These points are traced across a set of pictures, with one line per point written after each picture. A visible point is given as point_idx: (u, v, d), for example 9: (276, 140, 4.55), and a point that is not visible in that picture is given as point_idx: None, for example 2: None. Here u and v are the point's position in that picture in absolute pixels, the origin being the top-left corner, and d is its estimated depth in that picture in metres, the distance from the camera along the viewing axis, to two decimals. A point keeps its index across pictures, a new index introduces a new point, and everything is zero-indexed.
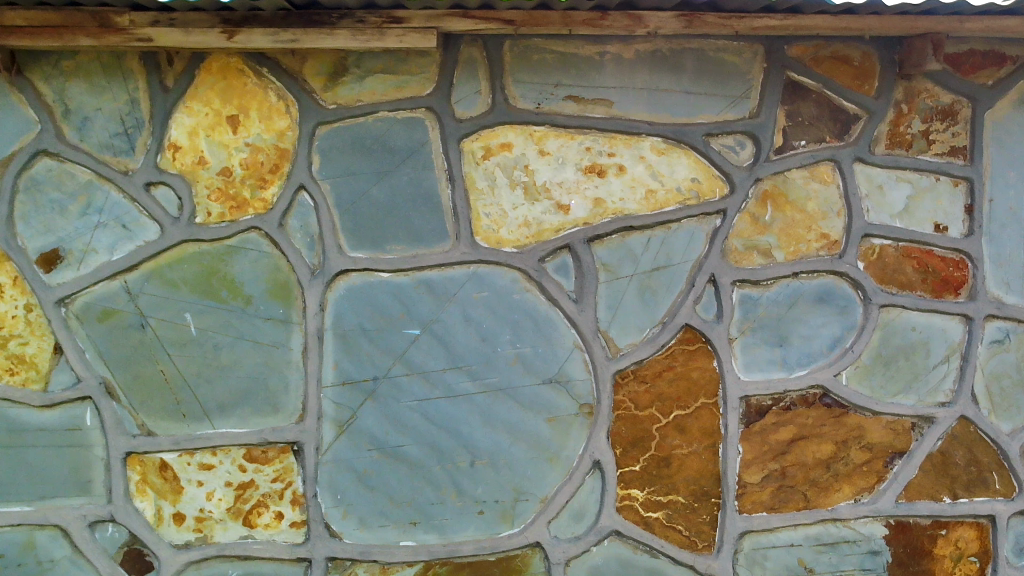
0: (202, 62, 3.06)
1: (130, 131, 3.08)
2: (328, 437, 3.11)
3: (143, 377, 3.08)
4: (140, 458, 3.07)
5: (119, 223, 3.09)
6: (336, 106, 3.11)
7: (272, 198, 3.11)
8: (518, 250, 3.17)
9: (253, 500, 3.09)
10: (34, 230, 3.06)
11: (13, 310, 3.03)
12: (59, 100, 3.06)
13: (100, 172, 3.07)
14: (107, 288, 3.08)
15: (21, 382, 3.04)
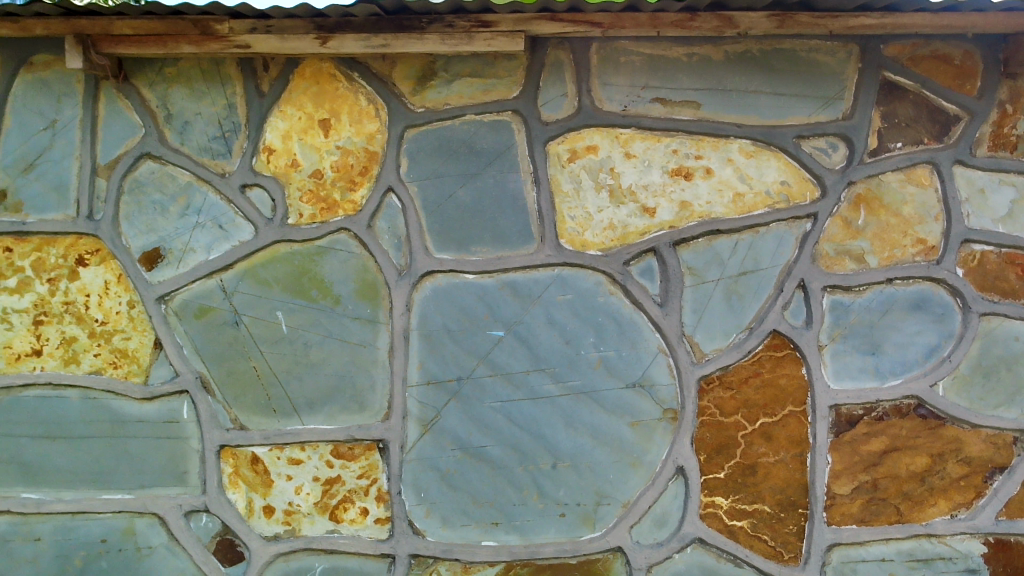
0: (295, 67, 3.16)
1: (227, 134, 3.20)
2: (413, 436, 3.16)
3: (236, 372, 3.18)
4: (233, 452, 3.17)
5: (216, 223, 3.21)
6: (424, 109, 3.16)
7: (361, 200, 3.18)
8: (603, 253, 3.16)
9: (340, 495, 3.16)
10: (137, 230, 3.21)
11: (117, 306, 3.18)
12: (162, 105, 3.21)
13: (200, 174, 3.21)
14: (204, 286, 3.20)
15: (123, 376, 3.18)
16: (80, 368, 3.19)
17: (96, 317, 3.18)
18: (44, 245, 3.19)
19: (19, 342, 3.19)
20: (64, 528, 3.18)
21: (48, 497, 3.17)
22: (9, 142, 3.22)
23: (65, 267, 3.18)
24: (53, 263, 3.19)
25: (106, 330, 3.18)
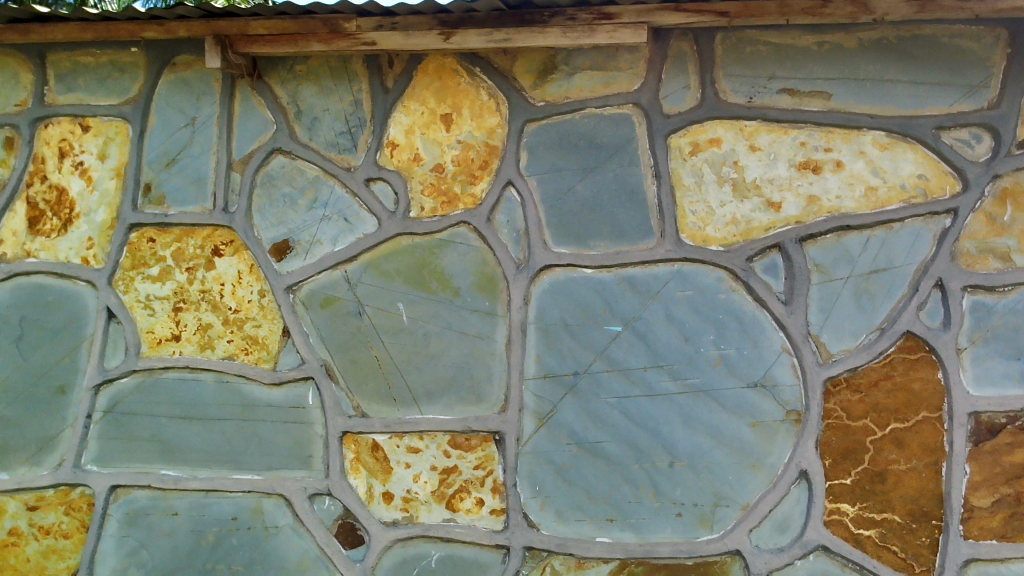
0: (419, 63, 3.26)
1: (353, 129, 3.32)
2: (529, 429, 3.17)
3: (359, 361, 3.28)
4: (355, 438, 3.27)
5: (341, 216, 3.32)
6: (545, 103, 3.18)
7: (481, 193, 3.22)
8: (725, 249, 3.09)
9: (456, 485, 3.21)
10: (268, 222, 3.37)
11: (249, 295, 3.35)
12: (293, 102, 3.38)
13: (327, 169, 3.33)
14: (330, 277, 3.32)
15: (254, 361, 3.34)
16: (214, 353, 3.36)
17: (229, 305, 3.37)
18: (184, 236, 3.42)
19: (161, 327, 3.40)
20: (200, 504, 3.35)
21: (185, 475, 3.35)
22: (154, 140, 3.48)
23: (202, 257, 3.40)
24: (191, 253, 3.41)
25: (238, 318, 3.36)
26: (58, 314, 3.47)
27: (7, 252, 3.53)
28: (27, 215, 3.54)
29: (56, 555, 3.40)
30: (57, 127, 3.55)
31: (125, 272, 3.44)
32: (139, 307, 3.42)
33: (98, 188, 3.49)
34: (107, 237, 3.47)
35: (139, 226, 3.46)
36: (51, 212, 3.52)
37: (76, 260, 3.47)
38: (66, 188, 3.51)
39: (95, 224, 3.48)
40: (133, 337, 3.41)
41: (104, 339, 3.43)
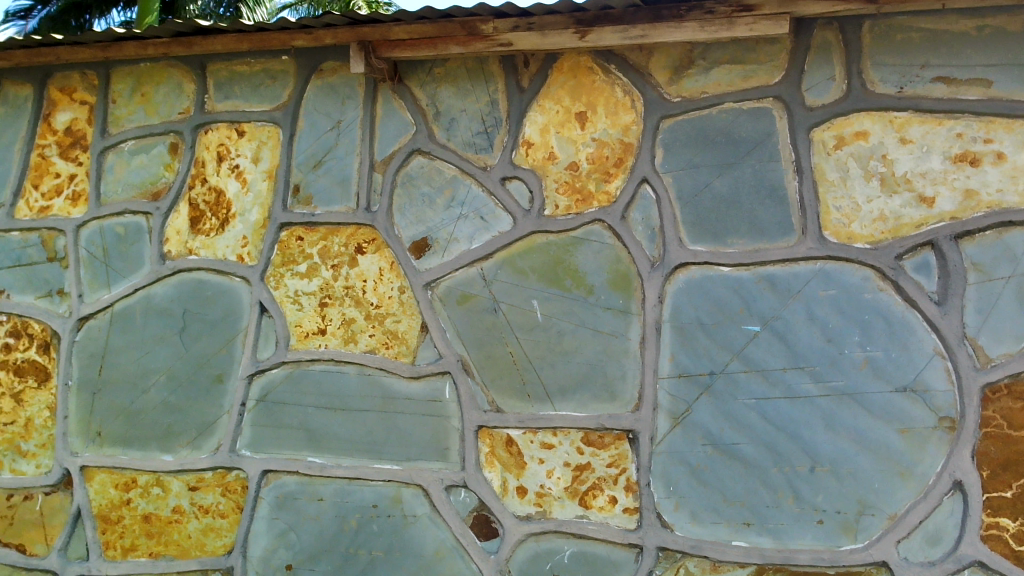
0: (555, 63, 3.33)
1: (490, 129, 3.40)
2: (663, 428, 3.14)
3: (494, 357, 3.34)
4: (490, 432, 3.33)
5: (478, 214, 3.40)
6: (681, 99, 3.17)
7: (616, 191, 3.23)
8: (872, 246, 2.96)
9: (589, 482, 3.22)
10: (408, 220, 3.49)
11: (390, 291, 3.48)
12: (432, 104, 3.50)
13: (464, 168, 3.42)
14: (466, 275, 3.39)
15: (394, 355, 3.46)
16: (357, 346, 3.51)
17: (371, 301, 3.51)
18: (330, 234, 3.58)
19: (308, 321, 3.58)
20: (343, 491, 3.49)
21: (329, 462, 3.50)
22: (303, 143, 3.67)
23: (347, 254, 3.55)
24: (336, 251, 3.57)
25: (380, 313, 3.49)
26: (216, 308, 3.71)
27: (172, 250, 3.81)
28: (189, 215, 3.80)
29: (214, 533, 3.64)
30: (216, 133, 3.80)
31: (276, 269, 3.64)
32: (288, 302, 3.61)
33: (252, 190, 3.71)
34: (260, 235, 3.68)
35: (288, 225, 3.65)
36: (210, 212, 3.76)
37: (232, 257, 3.70)
38: (223, 189, 3.75)
39: (249, 223, 3.70)
40: (283, 331, 3.60)
41: (257, 331, 3.64)
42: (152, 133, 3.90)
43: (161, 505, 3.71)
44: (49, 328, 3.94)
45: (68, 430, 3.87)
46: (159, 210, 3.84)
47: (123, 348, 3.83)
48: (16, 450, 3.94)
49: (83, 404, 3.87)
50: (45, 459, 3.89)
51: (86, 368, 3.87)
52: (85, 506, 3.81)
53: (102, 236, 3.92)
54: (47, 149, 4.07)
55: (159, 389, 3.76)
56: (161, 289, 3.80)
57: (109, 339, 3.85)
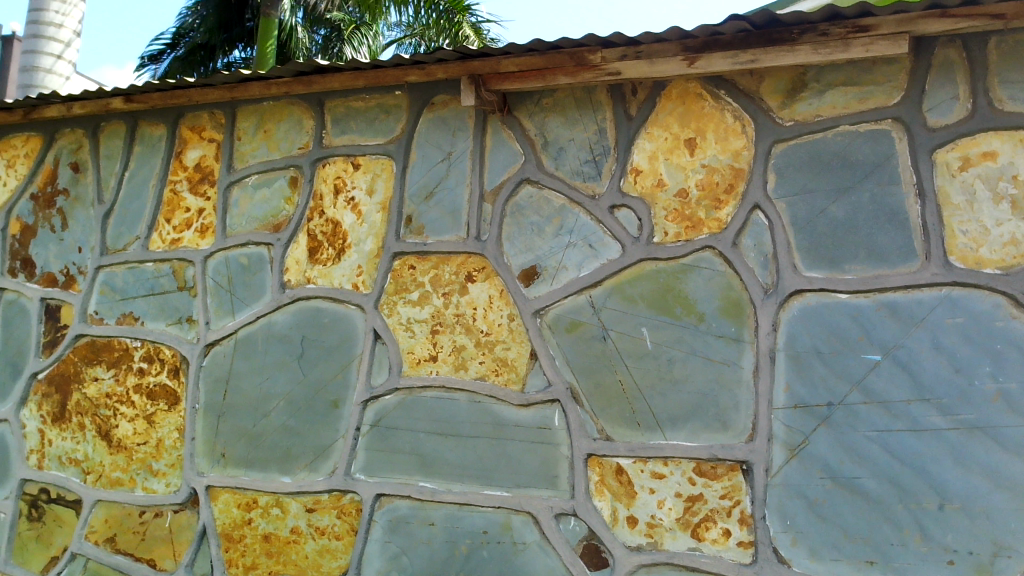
0: (663, 90, 3.35)
1: (598, 158, 3.43)
2: (779, 459, 3.05)
3: (604, 385, 3.33)
4: (599, 461, 3.32)
5: (586, 242, 3.42)
6: (794, 123, 3.12)
7: (727, 218, 3.20)
8: (1002, 272, 2.82)
9: (702, 514, 3.15)
10: (517, 249, 3.54)
11: (499, 319, 3.53)
12: (540, 134, 3.56)
13: (573, 197, 3.46)
14: (575, 302, 3.41)
15: (504, 383, 3.49)
16: (467, 373, 3.56)
17: (481, 328, 3.56)
18: (441, 263, 3.67)
19: (420, 348, 3.66)
20: (454, 517, 3.52)
21: (440, 487, 3.54)
22: (416, 174, 3.78)
23: (457, 283, 3.63)
24: (447, 279, 3.64)
25: (489, 340, 3.54)
26: (332, 335, 3.84)
27: (291, 279, 3.97)
28: (307, 245, 3.96)
29: (330, 554, 3.74)
30: (333, 166, 3.96)
31: (389, 297, 3.74)
32: (401, 329, 3.70)
33: (367, 221, 3.84)
34: (374, 264, 3.80)
35: (401, 254, 3.75)
36: (327, 243, 3.91)
37: (348, 285, 3.83)
38: (340, 221, 3.90)
39: (364, 253, 3.82)
40: (395, 357, 3.69)
41: (371, 358, 3.74)
42: (274, 168, 4.10)
43: (280, 525, 3.84)
44: (179, 354, 4.17)
45: (195, 451, 4.08)
46: (280, 241, 4.02)
47: (246, 373, 4.01)
48: (148, 469, 4.18)
49: (209, 427, 4.06)
50: (174, 478, 4.10)
51: (212, 392, 4.07)
52: (210, 524, 3.98)
53: (227, 266, 4.13)
54: (178, 185, 4.35)
55: (279, 413, 3.91)
56: (281, 317, 3.97)
57: (233, 364, 4.04)
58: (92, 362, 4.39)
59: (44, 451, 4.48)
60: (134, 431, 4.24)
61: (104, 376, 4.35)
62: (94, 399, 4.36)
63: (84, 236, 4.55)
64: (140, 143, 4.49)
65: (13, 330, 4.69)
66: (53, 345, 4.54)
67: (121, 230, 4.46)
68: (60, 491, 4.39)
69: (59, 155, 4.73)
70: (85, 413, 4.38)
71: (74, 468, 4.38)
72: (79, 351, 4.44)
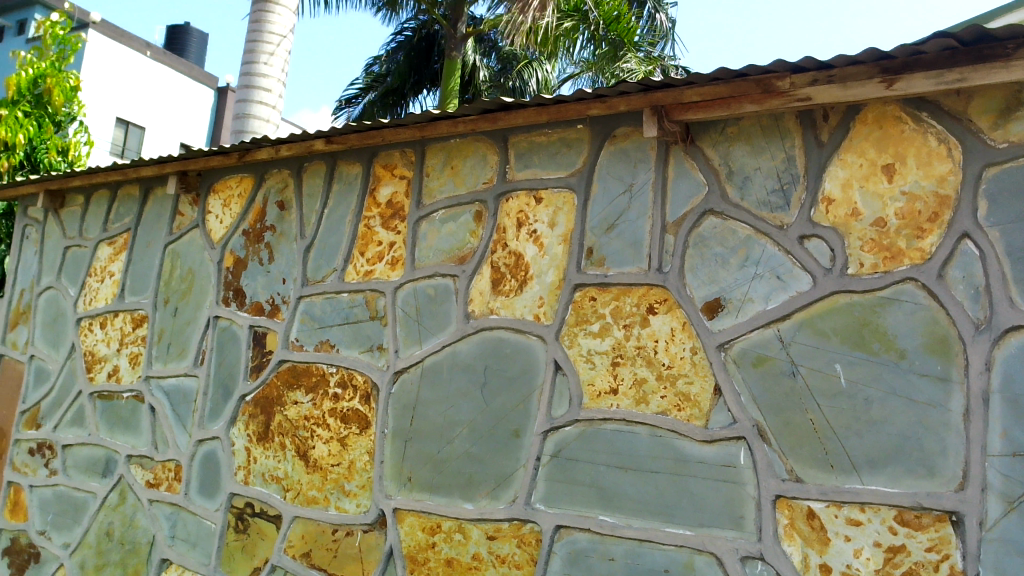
0: (858, 114, 3.20)
1: (787, 187, 3.32)
2: (995, 512, 2.79)
3: (793, 424, 3.18)
4: (789, 503, 3.16)
5: (774, 274, 3.30)
6: (1008, 145, 2.89)
7: (930, 247, 3.00)
8: None
9: (904, 566, 2.92)
10: (700, 281, 3.47)
11: (682, 352, 3.47)
12: (725, 163, 3.49)
13: (759, 227, 3.36)
14: (761, 336, 3.30)
15: (686, 418, 3.41)
16: (648, 407, 3.51)
17: (663, 361, 3.51)
18: (622, 294, 3.65)
19: (600, 380, 3.64)
20: (634, 552, 3.44)
21: (620, 522, 3.49)
22: (597, 206, 3.80)
23: (638, 315, 3.60)
24: (628, 311, 3.62)
25: (672, 374, 3.48)
26: (514, 365, 3.91)
27: (475, 310, 4.08)
28: (491, 277, 4.07)
29: None
30: (516, 200, 4.06)
31: (570, 328, 3.77)
32: (582, 361, 3.71)
33: (549, 253, 3.90)
34: (556, 296, 3.84)
35: (582, 286, 3.77)
36: (510, 274, 4.00)
37: (529, 316, 3.90)
38: (522, 253, 3.98)
39: (546, 284, 3.88)
40: (576, 389, 3.70)
41: (551, 389, 3.77)
42: (460, 202, 4.25)
43: (462, 551, 3.92)
44: (370, 380, 4.39)
45: (384, 474, 4.25)
46: (464, 273, 4.15)
47: (431, 400, 4.15)
48: (341, 489, 4.41)
49: (397, 451, 4.23)
50: (365, 499, 4.30)
51: (400, 418, 4.24)
52: (397, 546, 4.12)
53: (415, 297, 4.32)
54: (372, 220, 4.60)
55: (462, 440, 4.01)
56: (465, 346, 4.09)
57: (420, 392, 4.20)
58: (293, 387, 4.71)
59: (250, 468, 4.83)
60: (329, 452, 4.49)
61: (303, 400, 4.64)
62: (294, 421, 4.67)
63: (288, 269, 4.91)
64: (338, 181, 4.80)
65: (226, 355, 5.12)
66: (259, 369, 4.91)
67: (320, 262, 4.77)
68: (263, 506, 4.71)
69: (267, 194, 5.15)
70: (286, 434, 4.69)
71: (275, 485, 4.69)
72: (282, 376, 4.77)
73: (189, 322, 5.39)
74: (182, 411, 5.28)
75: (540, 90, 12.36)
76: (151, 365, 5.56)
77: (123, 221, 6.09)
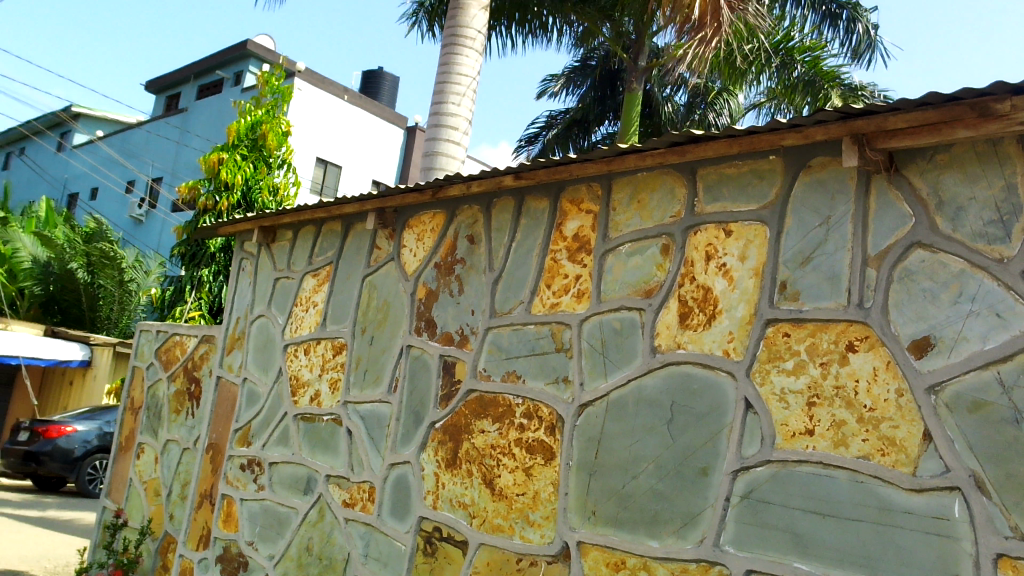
0: None
1: (1007, 218, 3.07)
2: None
3: (1018, 475, 2.91)
4: (1012, 563, 2.87)
5: (993, 312, 3.05)
6: None
7: None
8: None
9: None
10: (907, 317, 3.27)
11: (885, 394, 3.26)
12: (934, 193, 3.28)
13: (974, 261, 3.13)
14: (978, 378, 3.05)
15: (891, 464, 3.20)
16: (848, 451, 3.32)
17: (864, 402, 3.31)
18: (819, 331, 3.50)
19: (795, 421, 3.49)
20: None
21: (817, 572, 3.31)
22: (791, 239, 3.68)
23: (836, 352, 3.43)
24: (826, 348, 3.46)
25: (874, 417, 3.28)
26: (702, 402, 3.83)
27: (662, 344, 4.04)
28: (678, 311, 4.02)
29: None
30: (705, 233, 4.00)
31: (762, 365, 3.65)
32: (775, 400, 3.57)
33: (739, 287, 3.80)
34: (746, 331, 3.73)
35: (775, 321, 3.65)
36: (698, 308, 3.94)
37: (719, 351, 3.81)
38: (711, 286, 3.91)
39: (736, 319, 3.78)
40: (769, 428, 3.57)
41: (742, 427, 3.65)
42: (647, 236, 4.24)
43: None
44: (555, 412, 4.43)
45: (569, 506, 4.26)
46: (651, 306, 4.13)
47: (617, 434, 4.14)
48: (526, 519, 4.46)
49: (581, 484, 4.24)
50: (549, 530, 4.32)
51: (585, 450, 4.25)
52: None
53: (601, 330, 4.33)
54: (558, 253, 4.67)
55: (648, 476, 3.96)
56: (652, 380, 4.05)
57: (605, 425, 4.20)
58: (480, 416, 4.83)
59: (439, 493, 4.99)
60: (515, 481, 4.57)
61: (490, 429, 4.76)
62: (481, 449, 4.79)
63: (477, 301, 5.07)
64: (525, 216, 4.92)
65: (418, 383, 5.34)
66: (449, 398, 5.08)
67: (508, 295, 4.89)
68: (451, 531, 4.85)
69: (458, 229, 5.36)
70: (473, 461, 4.82)
71: (462, 511, 4.82)
72: (470, 405, 4.91)
73: (385, 350, 5.68)
74: (376, 436, 5.55)
75: (733, 120, 13.09)
76: (349, 391, 5.90)
77: (326, 254, 6.54)
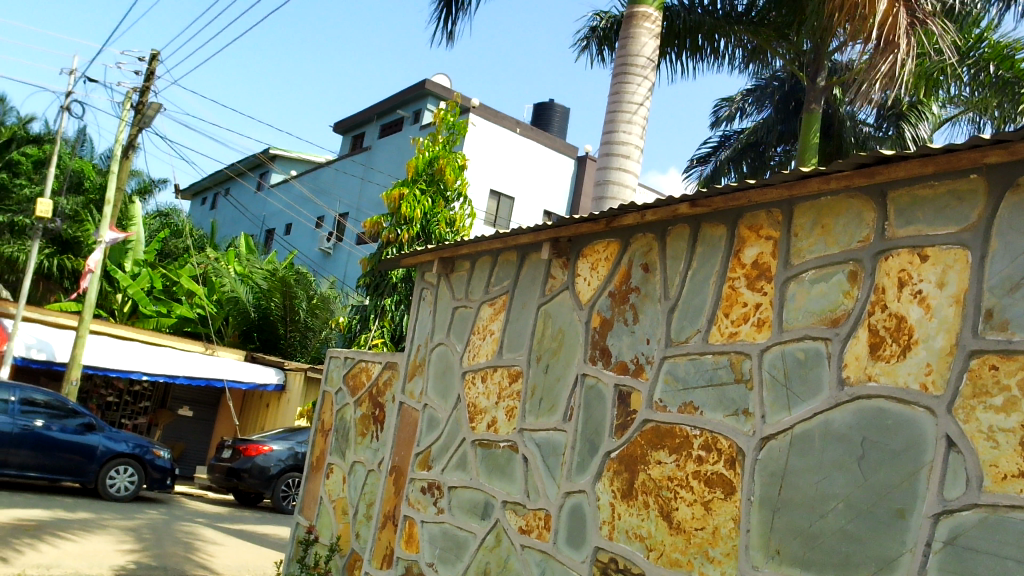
0: None
1: None
2: None
3: None
4: None
5: None
6: None
7: None
8: None
9: None
10: None
11: None
12: None
13: None
14: None
15: None
16: None
17: None
18: None
19: (1006, 462, 3.21)
20: None
21: None
22: (997, 264, 3.40)
23: None
24: None
25: None
26: (897, 439, 3.59)
27: (851, 376, 3.84)
28: (869, 341, 3.80)
29: None
30: (897, 258, 3.77)
31: (965, 400, 3.38)
32: (982, 438, 3.30)
33: (937, 316, 3.56)
34: (947, 363, 3.48)
35: (980, 353, 3.38)
36: (891, 338, 3.71)
37: (915, 385, 3.57)
38: (906, 315, 3.67)
39: (934, 350, 3.53)
40: (975, 469, 3.29)
41: (943, 468, 3.40)
42: (833, 262, 4.05)
43: None
44: (735, 445, 4.30)
45: (752, 543, 4.10)
46: (838, 336, 3.94)
47: (803, 470, 3.95)
48: (705, 555, 4.33)
49: (765, 521, 4.07)
50: (730, 568, 4.17)
51: (768, 486, 4.10)
52: None
53: (784, 360, 4.18)
54: (737, 281, 4.55)
55: (837, 516, 3.75)
56: (840, 415, 3.85)
57: (790, 460, 4.03)
58: (657, 447, 4.76)
59: (615, 524, 4.94)
60: (693, 515, 4.45)
61: (667, 460, 4.68)
62: (658, 480, 4.71)
63: (652, 330, 5.02)
64: (701, 244, 4.83)
65: (593, 412, 5.34)
66: (624, 428, 5.04)
67: (684, 323, 4.82)
68: (627, 564, 4.78)
69: (632, 258, 5.34)
70: (650, 493, 4.74)
71: (639, 543, 4.75)
72: (646, 436, 4.86)
73: (560, 379, 5.73)
74: (552, 463, 5.59)
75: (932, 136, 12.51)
76: (525, 418, 5.99)
77: (502, 284, 6.70)
